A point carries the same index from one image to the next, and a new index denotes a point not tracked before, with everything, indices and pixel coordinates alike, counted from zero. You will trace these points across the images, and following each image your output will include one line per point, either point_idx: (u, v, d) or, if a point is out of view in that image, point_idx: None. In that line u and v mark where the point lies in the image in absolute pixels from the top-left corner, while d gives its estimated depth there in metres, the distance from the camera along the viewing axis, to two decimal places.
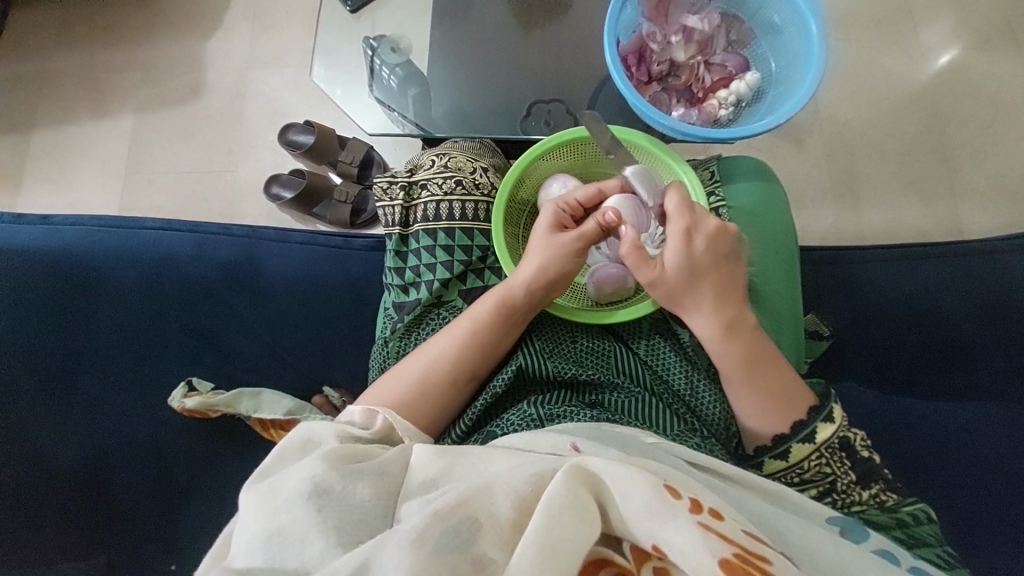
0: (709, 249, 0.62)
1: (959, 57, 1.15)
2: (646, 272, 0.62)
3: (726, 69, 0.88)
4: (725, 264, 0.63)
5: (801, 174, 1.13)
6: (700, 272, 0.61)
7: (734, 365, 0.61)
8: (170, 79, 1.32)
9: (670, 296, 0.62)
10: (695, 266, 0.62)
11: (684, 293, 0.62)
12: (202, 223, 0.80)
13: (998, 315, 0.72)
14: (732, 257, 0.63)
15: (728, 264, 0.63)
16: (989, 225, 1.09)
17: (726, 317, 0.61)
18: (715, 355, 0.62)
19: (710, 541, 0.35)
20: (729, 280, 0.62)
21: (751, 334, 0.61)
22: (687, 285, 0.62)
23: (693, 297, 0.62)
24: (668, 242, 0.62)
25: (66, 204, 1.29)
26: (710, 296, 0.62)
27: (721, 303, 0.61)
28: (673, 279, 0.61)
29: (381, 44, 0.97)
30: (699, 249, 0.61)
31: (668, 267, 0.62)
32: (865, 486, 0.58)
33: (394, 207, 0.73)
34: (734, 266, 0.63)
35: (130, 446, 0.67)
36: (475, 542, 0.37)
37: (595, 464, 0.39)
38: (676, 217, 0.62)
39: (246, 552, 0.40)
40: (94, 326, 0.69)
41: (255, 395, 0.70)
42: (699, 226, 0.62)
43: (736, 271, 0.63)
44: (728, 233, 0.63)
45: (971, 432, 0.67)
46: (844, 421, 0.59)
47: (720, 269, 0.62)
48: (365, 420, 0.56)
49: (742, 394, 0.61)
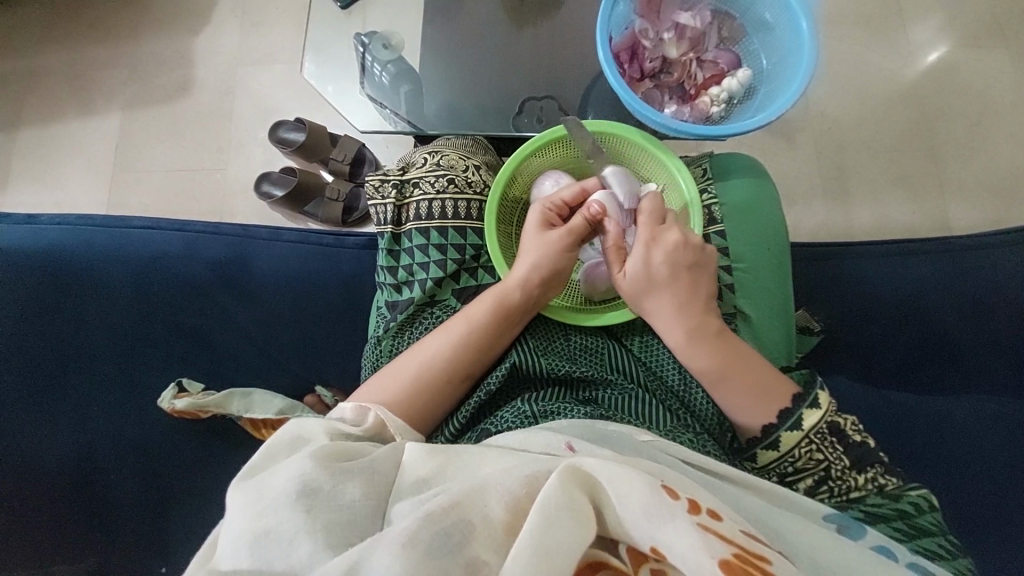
0: (670, 259, 0.64)
1: (948, 53, 1.15)
2: (614, 271, 0.66)
3: (718, 66, 0.88)
4: (688, 274, 0.64)
5: (792, 171, 1.13)
6: (659, 280, 0.63)
7: (726, 362, 0.61)
8: (159, 76, 1.30)
9: (631, 300, 0.65)
10: (654, 275, 0.64)
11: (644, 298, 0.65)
12: (191, 221, 0.79)
13: (986, 311, 0.73)
14: (697, 266, 0.64)
15: (689, 274, 0.64)
16: (977, 221, 1.10)
17: (689, 324, 0.63)
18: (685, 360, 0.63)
19: (709, 543, 0.35)
20: (690, 289, 0.64)
21: (719, 341, 0.62)
22: (644, 292, 0.64)
23: (655, 303, 0.64)
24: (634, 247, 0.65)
25: (53, 203, 1.27)
26: (670, 304, 0.63)
27: (681, 311, 0.63)
28: (631, 286, 0.65)
29: (373, 40, 0.95)
30: (656, 259, 0.64)
31: (629, 276, 0.65)
32: (861, 470, 0.58)
33: (386, 205, 0.73)
34: (700, 276, 0.65)
35: (119, 447, 0.67)
36: (468, 544, 0.37)
37: (591, 466, 0.39)
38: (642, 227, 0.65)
39: (233, 553, 0.40)
40: (82, 327, 0.68)
41: (246, 395, 0.69)
42: (661, 237, 0.64)
43: (700, 281, 0.65)
44: (692, 244, 0.64)
45: (960, 426, 0.68)
46: (831, 406, 0.59)
47: (682, 278, 0.64)
48: (356, 417, 0.56)
49: (729, 391, 0.61)
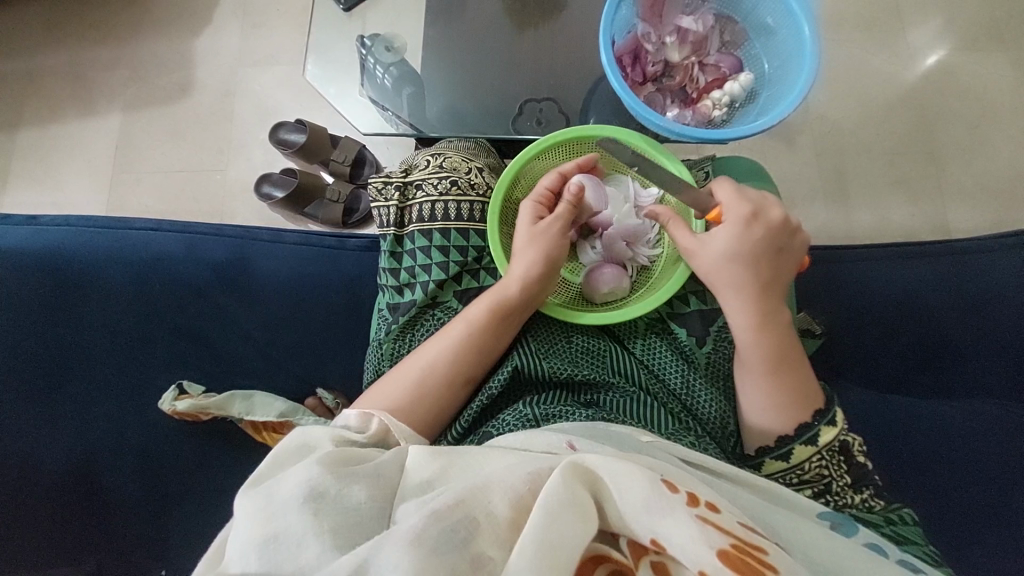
0: (764, 240, 0.63)
1: (947, 57, 1.16)
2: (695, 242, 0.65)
3: (720, 70, 0.88)
4: (777, 257, 0.63)
5: (792, 174, 1.14)
6: (751, 258, 0.63)
7: (766, 356, 0.61)
8: (159, 78, 1.30)
9: (711, 271, 0.64)
10: (745, 252, 0.63)
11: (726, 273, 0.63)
12: (193, 223, 0.79)
13: (986, 314, 0.74)
14: (783, 251, 0.64)
15: (778, 258, 0.63)
16: (976, 225, 1.10)
17: (768, 308, 0.62)
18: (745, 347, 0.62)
19: (708, 534, 0.35)
20: (774, 273, 0.63)
21: (784, 332, 0.62)
22: (733, 267, 0.63)
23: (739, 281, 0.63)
24: (727, 224, 0.63)
25: (52, 204, 1.27)
26: (755, 283, 0.62)
27: (763, 292, 0.62)
28: (717, 259, 0.63)
29: (376, 44, 0.96)
30: (753, 237, 0.63)
31: (720, 248, 0.63)
32: (858, 489, 0.58)
33: (389, 208, 0.73)
34: (785, 260, 0.64)
35: (121, 446, 0.67)
36: (473, 540, 0.37)
37: (593, 461, 0.39)
38: (738, 203, 0.64)
39: (240, 558, 0.39)
40: (83, 327, 0.68)
41: (247, 397, 0.70)
42: (761, 216, 0.63)
43: (784, 267, 0.64)
44: (789, 227, 0.64)
45: (960, 428, 0.68)
46: (846, 424, 0.59)
47: (771, 260, 0.63)
48: (361, 423, 0.55)
49: (762, 390, 0.61)
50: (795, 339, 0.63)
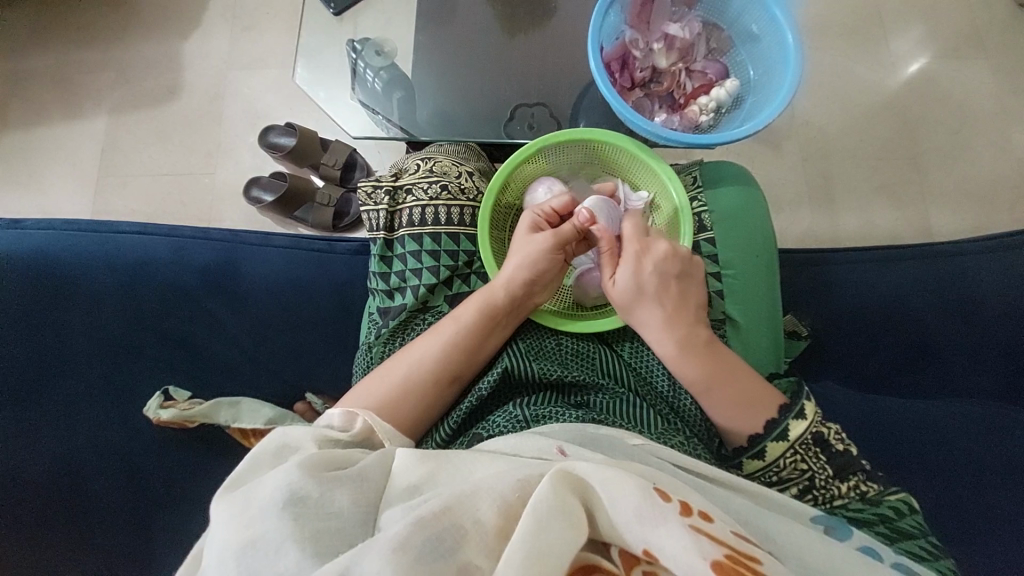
0: (658, 271, 0.65)
1: (929, 65, 1.18)
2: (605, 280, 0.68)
3: (706, 76, 0.89)
4: (677, 284, 0.65)
5: (778, 178, 1.15)
6: (649, 291, 0.65)
7: (698, 376, 0.62)
8: (147, 81, 1.30)
9: (621, 310, 0.66)
10: (644, 285, 0.65)
11: (633, 308, 0.66)
12: (181, 227, 0.80)
13: (967, 317, 0.75)
14: (683, 277, 0.66)
15: (677, 285, 0.65)
16: (957, 229, 1.12)
17: (680, 335, 0.63)
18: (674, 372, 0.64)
19: (701, 544, 0.35)
20: (679, 299, 0.65)
21: (709, 350, 0.63)
22: (635, 303, 0.65)
23: (645, 314, 0.65)
24: (623, 260, 0.66)
25: (36, 208, 1.26)
26: (659, 314, 0.64)
27: (670, 321, 0.64)
28: (620, 296, 0.66)
29: (366, 47, 0.97)
30: (646, 269, 0.65)
31: (619, 285, 0.66)
32: (843, 478, 0.58)
33: (379, 212, 0.73)
34: (688, 285, 0.66)
35: (105, 448, 0.65)
36: (459, 549, 0.37)
37: (584, 469, 0.40)
38: (630, 240, 0.67)
39: (219, 565, 0.38)
40: (65, 330, 0.67)
41: (234, 403, 0.69)
42: (650, 249, 0.66)
43: (688, 292, 0.66)
44: (679, 256, 0.66)
45: (942, 428, 0.69)
46: (817, 415, 0.60)
47: (671, 288, 0.65)
48: (345, 423, 0.56)
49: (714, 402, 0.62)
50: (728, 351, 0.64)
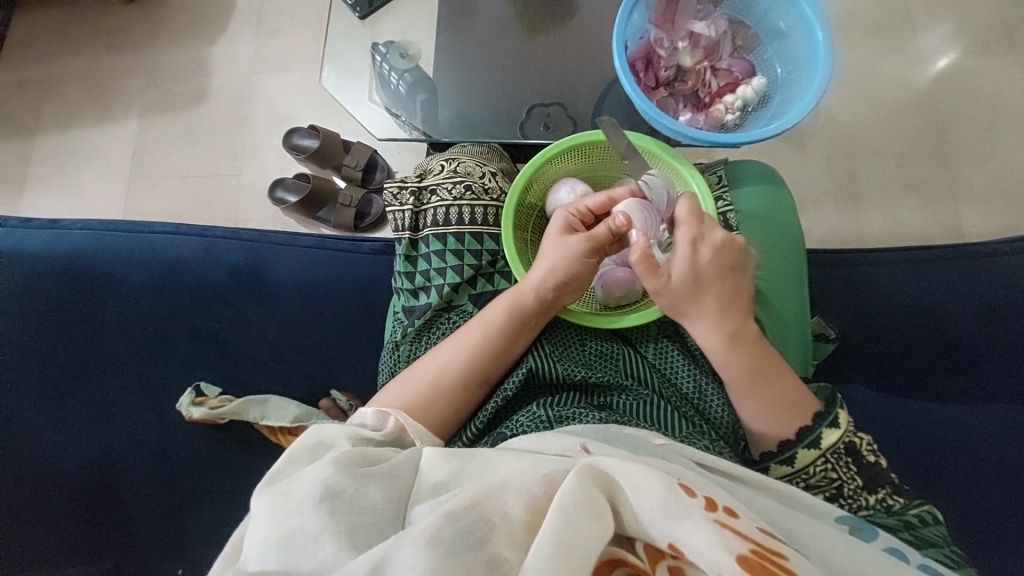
0: (714, 260, 0.62)
1: (958, 61, 1.16)
2: (650, 282, 0.62)
3: (732, 74, 0.88)
4: (732, 275, 0.63)
5: (804, 177, 1.14)
6: (705, 281, 0.62)
7: (740, 373, 0.62)
8: (175, 85, 1.32)
9: (674, 303, 0.63)
10: (701, 275, 0.62)
11: (687, 300, 0.63)
12: (212, 228, 0.80)
13: (1000, 318, 0.73)
14: (737, 269, 0.63)
15: (733, 276, 0.63)
16: (989, 228, 1.10)
17: (729, 326, 0.62)
18: (720, 366, 0.63)
19: (726, 539, 0.35)
20: (733, 291, 0.62)
21: (755, 345, 0.62)
22: (689, 294, 0.62)
23: (699, 306, 0.62)
24: (677, 250, 0.62)
25: (68, 209, 1.29)
26: (713, 305, 0.62)
27: (722, 312, 0.62)
28: (675, 288, 0.62)
29: (390, 50, 0.97)
30: (703, 260, 0.62)
31: (674, 276, 0.62)
32: (873, 490, 0.58)
33: (404, 212, 0.74)
34: (740, 277, 0.63)
35: (136, 442, 0.67)
36: (488, 542, 0.37)
37: (609, 464, 0.39)
38: (685, 226, 0.63)
39: (258, 556, 0.39)
40: (100, 329, 0.68)
41: (262, 401, 0.71)
42: (705, 237, 0.63)
43: (741, 283, 0.64)
44: (735, 245, 0.63)
45: (976, 431, 0.68)
46: (850, 425, 0.59)
47: (727, 279, 0.62)
48: (377, 421, 0.56)
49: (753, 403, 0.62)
50: (768, 348, 0.63)
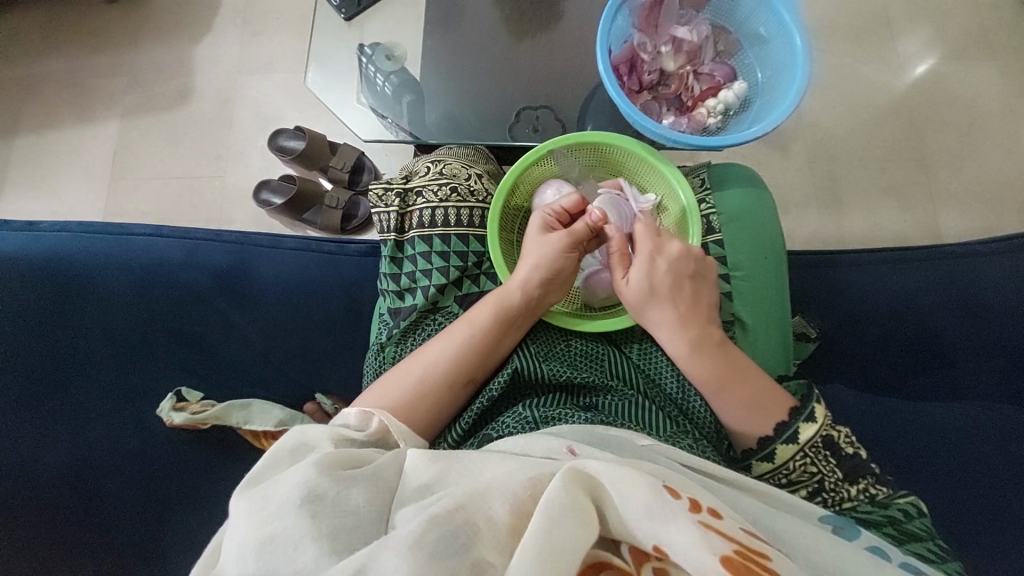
0: (671, 271, 0.66)
1: (936, 66, 1.18)
2: (618, 280, 0.68)
3: (714, 79, 0.90)
4: (690, 285, 0.66)
5: (786, 180, 1.15)
6: (662, 291, 0.65)
7: (707, 378, 0.63)
8: (159, 85, 1.31)
9: (633, 310, 0.67)
10: (656, 285, 0.66)
11: (645, 308, 0.66)
12: (193, 229, 0.80)
13: (976, 318, 0.75)
14: (696, 279, 0.66)
15: (691, 285, 0.66)
16: (966, 230, 1.12)
17: (691, 334, 0.64)
18: (685, 371, 0.64)
19: (711, 541, 0.36)
20: (692, 300, 0.65)
21: (718, 350, 0.64)
22: (646, 302, 0.66)
23: (656, 313, 0.66)
24: (636, 260, 0.67)
25: (48, 210, 1.27)
26: (670, 314, 0.65)
27: (682, 321, 0.64)
28: (633, 296, 0.66)
29: (376, 52, 0.97)
30: (660, 270, 0.66)
31: (631, 285, 0.67)
32: (853, 481, 0.58)
33: (390, 213, 0.74)
34: (700, 285, 0.66)
35: (119, 446, 0.66)
36: (473, 546, 0.37)
37: (594, 467, 0.40)
38: (644, 238, 0.68)
39: (237, 560, 0.38)
40: (80, 332, 0.67)
41: (245, 405, 0.72)
42: (663, 248, 0.67)
43: (701, 293, 0.66)
44: (693, 255, 0.67)
45: (953, 429, 0.69)
46: (827, 419, 0.60)
47: (684, 288, 0.65)
48: (361, 422, 0.56)
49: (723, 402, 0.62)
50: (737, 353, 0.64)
